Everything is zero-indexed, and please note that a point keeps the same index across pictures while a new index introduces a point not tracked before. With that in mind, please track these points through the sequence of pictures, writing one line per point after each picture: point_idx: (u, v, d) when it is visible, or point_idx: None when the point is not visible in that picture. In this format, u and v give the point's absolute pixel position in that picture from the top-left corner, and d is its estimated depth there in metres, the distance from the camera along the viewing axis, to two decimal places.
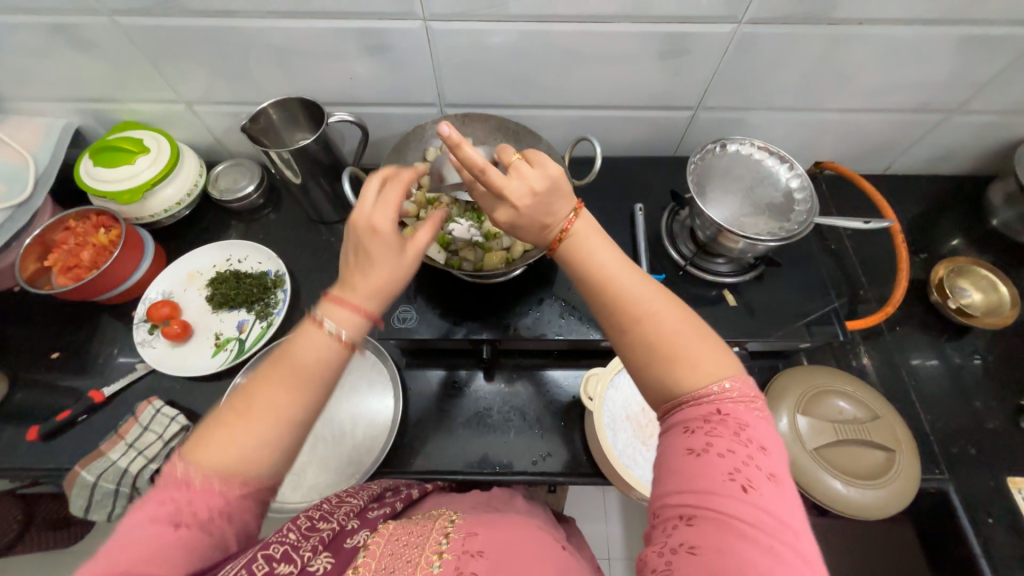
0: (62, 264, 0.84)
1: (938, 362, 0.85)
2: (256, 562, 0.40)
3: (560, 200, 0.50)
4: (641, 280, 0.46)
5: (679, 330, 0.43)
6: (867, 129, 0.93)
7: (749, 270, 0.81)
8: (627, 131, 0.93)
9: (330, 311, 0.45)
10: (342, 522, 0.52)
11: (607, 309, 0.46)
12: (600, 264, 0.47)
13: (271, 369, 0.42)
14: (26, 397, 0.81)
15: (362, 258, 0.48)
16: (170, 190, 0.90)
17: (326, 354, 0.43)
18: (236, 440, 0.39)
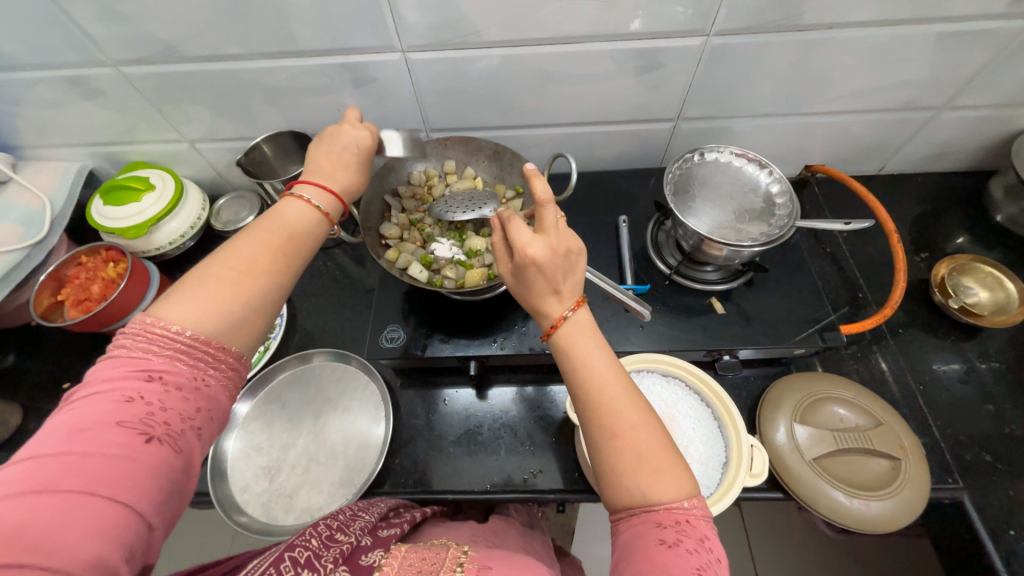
0: (74, 298, 0.88)
1: (947, 365, 0.82)
2: (284, 563, 0.46)
3: (567, 295, 0.51)
4: (625, 383, 0.48)
5: (653, 441, 0.45)
6: (854, 130, 0.92)
7: (737, 277, 0.80)
8: (611, 145, 0.94)
9: (303, 185, 0.57)
10: (359, 537, 0.53)
11: (593, 409, 0.47)
12: (590, 361, 0.48)
13: (263, 235, 0.51)
14: (36, 426, 0.85)
15: (337, 157, 0.61)
16: (174, 223, 0.94)
17: (311, 222, 0.55)
18: (228, 298, 0.47)
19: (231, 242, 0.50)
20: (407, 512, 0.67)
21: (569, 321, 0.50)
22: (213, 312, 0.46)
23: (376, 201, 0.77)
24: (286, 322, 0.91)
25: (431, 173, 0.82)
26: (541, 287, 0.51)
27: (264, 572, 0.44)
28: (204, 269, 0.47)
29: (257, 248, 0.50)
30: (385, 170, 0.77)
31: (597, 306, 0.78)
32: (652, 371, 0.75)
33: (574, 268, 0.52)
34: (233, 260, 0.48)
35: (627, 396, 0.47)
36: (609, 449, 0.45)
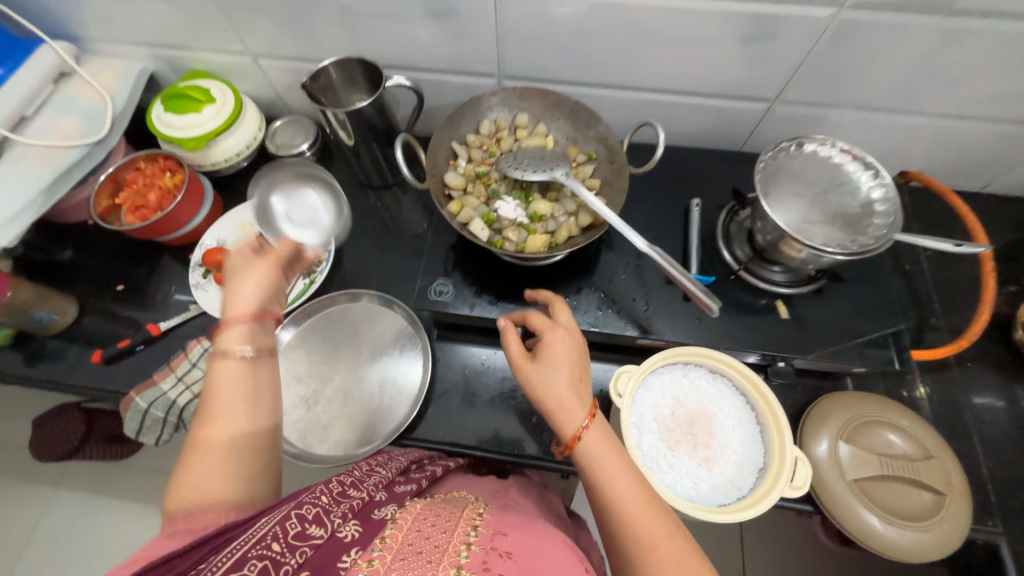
0: (131, 203, 0.88)
1: (989, 398, 0.79)
2: (290, 520, 0.43)
3: (580, 403, 0.55)
4: (642, 492, 0.51)
5: (681, 552, 0.47)
6: (968, 140, 0.83)
7: (807, 283, 0.75)
8: (693, 120, 0.86)
9: (224, 340, 0.53)
10: (372, 492, 0.53)
11: (614, 519, 0.50)
12: (610, 475, 0.51)
13: (209, 409, 0.49)
14: (91, 322, 0.88)
15: (234, 282, 0.56)
16: (231, 140, 0.92)
17: (240, 369, 0.52)
18: (202, 476, 0.46)
19: (195, 433, 0.48)
20: (429, 467, 0.68)
21: (586, 434, 0.53)
22: (215, 489, 0.46)
23: (443, 147, 0.74)
24: (333, 258, 0.90)
25: (501, 125, 0.77)
26: (562, 398, 0.54)
27: (268, 530, 0.42)
28: (193, 456, 0.47)
29: (231, 408, 0.50)
30: (456, 115, 0.73)
31: (653, 290, 0.75)
32: (699, 365, 0.73)
33: (583, 371, 0.58)
34: (204, 449, 0.47)
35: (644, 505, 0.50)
36: (639, 565, 0.48)
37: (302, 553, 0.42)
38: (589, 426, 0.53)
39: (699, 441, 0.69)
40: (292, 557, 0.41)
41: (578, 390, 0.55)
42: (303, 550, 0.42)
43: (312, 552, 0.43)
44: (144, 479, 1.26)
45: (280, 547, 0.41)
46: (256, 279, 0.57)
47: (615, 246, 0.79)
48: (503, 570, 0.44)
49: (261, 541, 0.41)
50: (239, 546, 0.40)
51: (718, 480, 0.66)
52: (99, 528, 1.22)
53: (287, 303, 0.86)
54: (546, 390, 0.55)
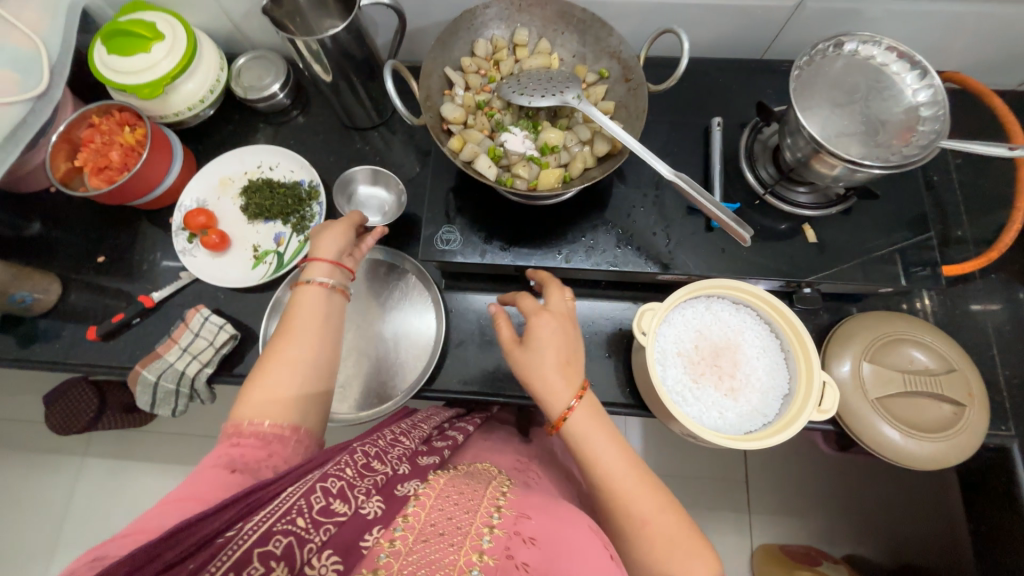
0: (93, 165, 0.80)
1: (1009, 310, 0.78)
2: (314, 494, 0.43)
3: (571, 383, 0.53)
4: (633, 469, 0.52)
5: (672, 527, 0.50)
6: (1017, 30, 0.74)
7: (836, 203, 0.71)
8: (712, 25, 0.76)
9: (310, 271, 0.60)
10: (395, 465, 0.50)
11: (608, 497, 0.51)
12: (597, 453, 0.52)
13: (283, 328, 0.57)
14: (79, 298, 0.83)
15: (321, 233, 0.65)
16: (192, 85, 0.82)
17: (318, 299, 0.59)
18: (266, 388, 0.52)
19: (270, 347, 0.55)
20: (450, 432, 0.66)
21: (574, 414, 0.53)
22: (280, 398, 0.52)
23: (436, 74, 0.65)
24: (326, 212, 0.84)
25: (499, 44, 0.67)
26: (549, 380, 0.53)
27: (294, 504, 0.42)
28: (266, 363, 0.54)
29: (307, 333, 0.56)
30: (448, 33, 0.63)
31: (674, 222, 0.71)
32: (722, 298, 0.71)
33: (573, 353, 0.55)
34: (275, 363, 0.54)
35: (635, 483, 0.51)
36: (629, 534, 0.51)
37: (325, 530, 0.41)
38: (577, 406, 0.53)
39: (724, 372, 0.68)
40: (317, 534, 0.41)
41: (565, 371, 0.54)
42: (328, 527, 0.42)
43: (336, 529, 0.42)
44: (167, 442, 1.29)
45: (305, 522, 0.41)
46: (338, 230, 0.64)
47: (631, 178, 0.73)
48: (527, 558, 0.45)
49: (286, 514, 0.41)
50: (264, 519, 0.41)
51: (743, 408, 0.67)
52: (132, 490, 1.27)
53: (284, 263, 0.81)
54: (529, 370, 0.55)
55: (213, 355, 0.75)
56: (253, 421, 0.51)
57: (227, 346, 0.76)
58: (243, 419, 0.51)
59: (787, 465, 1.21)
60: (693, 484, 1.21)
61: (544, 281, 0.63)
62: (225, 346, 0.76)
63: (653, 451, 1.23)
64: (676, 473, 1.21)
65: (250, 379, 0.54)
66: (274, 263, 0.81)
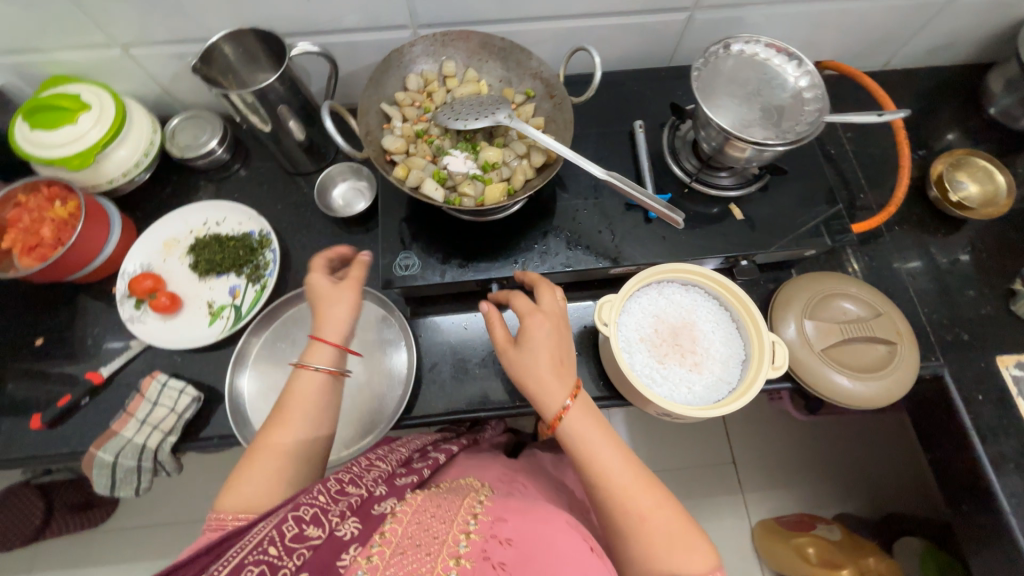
0: (23, 244, 0.76)
1: (917, 257, 0.88)
2: (286, 523, 0.44)
3: (565, 383, 0.55)
4: (629, 464, 0.54)
5: (667, 520, 0.51)
6: (869, 21, 0.87)
7: (753, 183, 0.79)
8: (620, 43, 0.84)
9: (311, 354, 0.59)
10: (371, 488, 0.53)
11: (604, 495, 0.53)
12: (595, 450, 0.54)
13: (278, 415, 0.56)
14: (17, 387, 0.78)
15: (319, 308, 0.63)
16: (124, 151, 0.81)
17: (317, 385, 0.58)
18: (251, 481, 0.51)
19: (264, 435, 0.54)
20: (432, 454, 0.69)
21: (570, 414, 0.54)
22: (271, 490, 0.51)
23: (373, 111, 0.68)
24: (280, 258, 0.84)
25: (429, 77, 0.72)
26: (543, 381, 0.55)
27: (265, 535, 0.43)
28: (256, 453, 0.53)
29: (306, 423, 0.56)
30: (379, 72, 0.67)
31: (616, 219, 0.76)
32: (671, 282, 0.76)
33: (564, 354, 0.57)
34: (266, 452, 0.53)
35: (632, 478, 0.53)
36: (628, 531, 0.51)
37: (300, 555, 0.43)
38: (572, 405, 0.54)
39: (685, 349, 0.72)
40: (291, 560, 0.43)
41: (561, 371, 0.56)
42: (302, 552, 0.43)
43: (311, 553, 0.43)
44: (129, 536, 1.18)
45: (277, 550, 0.43)
46: (344, 307, 0.63)
47: (571, 185, 0.79)
48: (503, 558, 0.45)
49: (258, 546, 0.42)
50: (236, 553, 0.42)
51: (708, 379, 0.71)
52: None
53: (243, 315, 0.79)
54: (523, 371, 0.56)
55: (175, 421, 0.72)
56: (237, 518, 0.48)
57: (190, 410, 0.73)
58: (227, 512, 0.49)
59: (765, 437, 1.26)
60: (682, 473, 1.24)
61: (533, 283, 0.64)
62: (188, 410, 0.73)
63: (640, 447, 1.26)
64: (665, 464, 1.24)
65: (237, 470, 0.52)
66: (231, 316, 0.80)
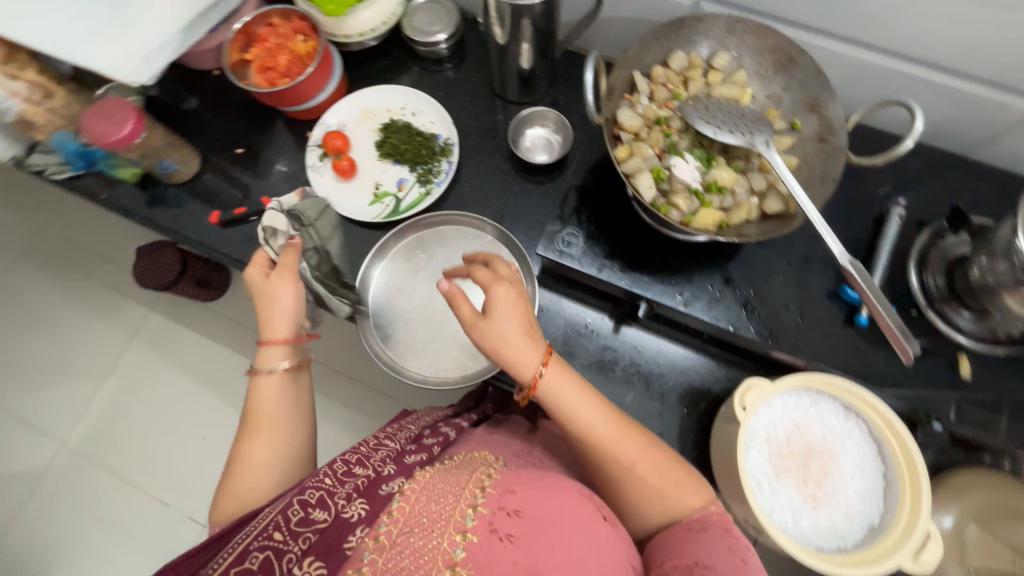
0: (261, 63, 0.83)
1: None
2: (293, 507, 0.50)
3: (535, 345, 0.52)
4: (609, 415, 0.54)
5: (655, 468, 0.53)
6: None
7: (1004, 342, 0.62)
8: (928, 106, 0.67)
9: (265, 359, 0.60)
10: (378, 469, 0.56)
11: (597, 458, 0.53)
12: (574, 406, 0.52)
13: (250, 425, 0.58)
14: (210, 180, 0.88)
15: (266, 301, 0.62)
16: (369, 13, 0.83)
17: (277, 384, 0.60)
18: (243, 477, 0.55)
19: (241, 453, 0.57)
20: (442, 428, 0.68)
21: (547, 370, 0.52)
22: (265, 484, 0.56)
23: (623, 74, 0.62)
24: (453, 172, 0.84)
25: (696, 61, 0.63)
26: (516, 348, 0.52)
27: (271, 520, 0.49)
28: (243, 457, 0.56)
29: (276, 434, 0.58)
30: (652, 36, 0.60)
31: (811, 304, 0.65)
32: (833, 399, 0.65)
33: (531, 318, 0.54)
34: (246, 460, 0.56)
35: (614, 429, 0.53)
36: (618, 476, 0.53)
37: (305, 538, 0.48)
38: (547, 367, 0.52)
39: (811, 475, 0.63)
40: (297, 542, 0.48)
41: (522, 342, 0.52)
42: (308, 535, 0.48)
43: (315, 537, 0.48)
44: (227, 326, 1.37)
45: (283, 535, 0.48)
46: (287, 299, 0.62)
47: (779, 242, 0.68)
48: (511, 531, 0.45)
49: (263, 533, 0.48)
50: (244, 539, 0.49)
51: (822, 521, 0.61)
52: (185, 359, 1.36)
53: (401, 210, 0.81)
54: (489, 339, 0.52)
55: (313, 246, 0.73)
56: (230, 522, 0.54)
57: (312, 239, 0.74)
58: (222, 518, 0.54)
59: None
60: None
61: (487, 258, 0.59)
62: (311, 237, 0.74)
63: None
64: None
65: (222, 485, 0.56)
66: (390, 206, 0.82)
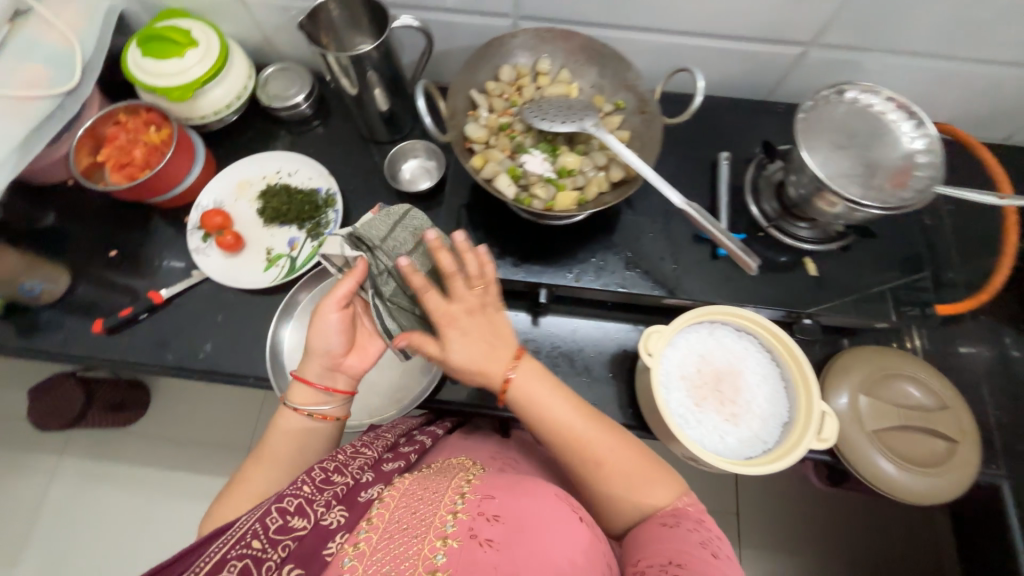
0: (115, 161, 0.82)
1: (987, 349, 0.80)
2: (270, 515, 0.48)
3: (500, 356, 0.55)
4: (576, 411, 0.56)
5: (628, 461, 0.55)
6: (1000, 88, 0.79)
7: (834, 240, 0.74)
8: (721, 68, 0.81)
9: (295, 394, 0.61)
10: (357, 476, 0.55)
11: (570, 456, 0.56)
12: (544, 409, 0.55)
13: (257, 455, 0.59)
14: (86, 291, 0.84)
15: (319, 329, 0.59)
16: (220, 91, 0.84)
17: (302, 425, 0.61)
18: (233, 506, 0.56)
19: (244, 474, 0.58)
20: (417, 436, 0.67)
21: (516, 377, 0.55)
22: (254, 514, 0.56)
23: (461, 95, 0.68)
24: (342, 219, 0.86)
25: (522, 71, 0.71)
26: (480, 368, 0.55)
27: (249, 527, 0.47)
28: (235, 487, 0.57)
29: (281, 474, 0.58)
30: (475, 58, 0.67)
31: (681, 249, 0.74)
32: (725, 324, 0.72)
33: (495, 329, 0.57)
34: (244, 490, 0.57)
35: (586, 425, 0.56)
36: (592, 473, 0.55)
37: (285, 546, 0.47)
38: (514, 372, 0.55)
39: (725, 397, 0.70)
40: (276, 551, 0.46)
41: (482, 353, 0.55)
42: (286, 543, 0.47)
43: (295, 544, 0.47)
44: (152, 444, 1.26)
45: (260, 545, 0.46)
46: (333, 336, 0.59)
47: (642, 205, 0.77)
48: (490, 535, 0.46)
49: (241, 542, 0.46)
50: (218, 549, 0.46)
51: (744, 434, 0.68)
52: (110, 494, 1.23)
53: (298, 267, 0.82)
54: (459, 367, 0.55)
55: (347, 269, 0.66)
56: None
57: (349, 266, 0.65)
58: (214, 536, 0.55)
59: (782, 499, 1.20)
60: None
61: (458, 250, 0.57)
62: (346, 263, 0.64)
63: None
64: None
65: (222, 495, 0.58)
66: (287, 266, 0.83)
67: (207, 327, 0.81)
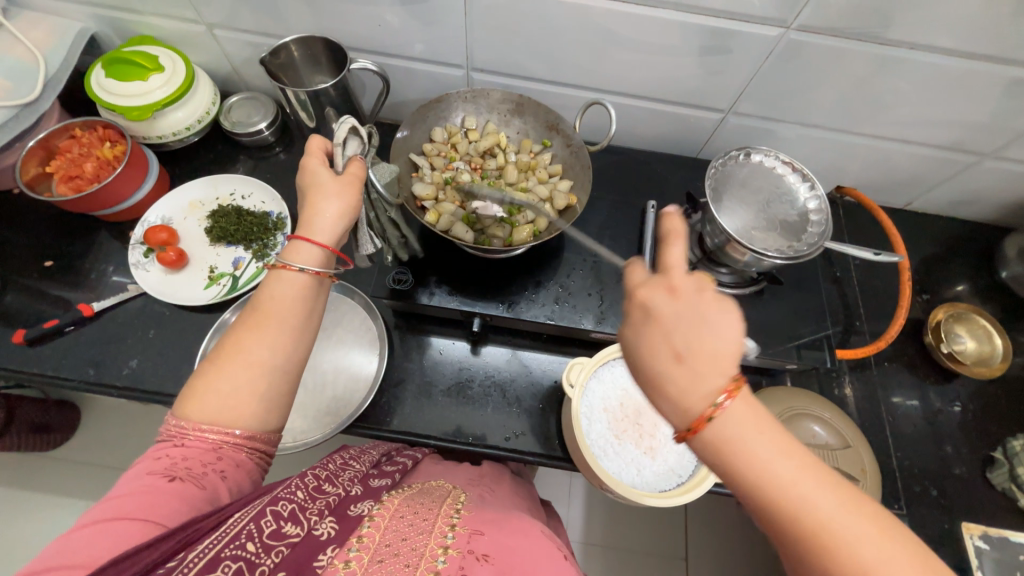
0: (64, 173, 0.83)
1: (910, 403, 0.87)
2: (265, 517, 0.42)
3: (704, 374, 0.37)
4: (797, 463, 0.35)
5: (889, 555, 0.33)
6: (896, 162, 0.90)
7: (750, 284, 0.80)
8: (653, 125, 0.90)
9: (292, 253, 0.51)
10: (348, 488, 0.52)
11: (780, 517, 0.35)
12: (753, 452, 0.35)
13: (248, 319, 0.48)
14: (13, 300, 0.82)
15: (317, 191, 0.54)
16: (181, 113, 0.87)
17: (293, 292, 0.50)
18: (219, 392, 0.45)
19: (236, 335, 0.47)
20: (399, 458, 0.68)
21: (723, 409, 0.36)
22: (239, 402, 0.45)
23: (403, 159, 0.74)
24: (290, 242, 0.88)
25: (453, 131, 0.78)
26: (665, 377, 0.38)
27: (242, 529, 0.40)
28: (220, 362, 0.46)
29: (280, 334, 0.48)
30: (413, 120, 0.74)
31: (608, 286, 0.78)
32: None
33: (696, 345, 0.37)
34: (236, 361, 0.46)
35: (810, 482, 0.35)
36: (814, 555, 0.34)
37: (277, 553, 0.41)
38: (728, 398, 0.36)
39: (645, 431, 0.72)
40: (268, 558, 0.40)
41: (685, 371, 0.37)
42: (279, 550, 0.41)
43: (288, 551, 0.42)
44: (75, 471, 1.19)
45: (256, 547, 0.40)
46: (334, 201, 0.54)
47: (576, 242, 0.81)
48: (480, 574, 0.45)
49: (235, 540, 0.39)
50: (211, 545, 0.38)
51: (660, 467, 0.70)
52: (13, 520, 1.13)
53: (238, 286, 0.83)
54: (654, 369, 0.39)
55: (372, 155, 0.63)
56: (201, 429, 0.44)
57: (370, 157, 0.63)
58: (193, 420, 0.44)
59: (720, 543, 1.22)
60: (629, 554, 1.20)
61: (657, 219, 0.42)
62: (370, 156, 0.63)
63: (594, 519, 1.23)
64: (609, 544, 1.20)
65: (209, 366, 0.46)
66: (227, 285, 0.83)
67: (136, 342, 0.80)
